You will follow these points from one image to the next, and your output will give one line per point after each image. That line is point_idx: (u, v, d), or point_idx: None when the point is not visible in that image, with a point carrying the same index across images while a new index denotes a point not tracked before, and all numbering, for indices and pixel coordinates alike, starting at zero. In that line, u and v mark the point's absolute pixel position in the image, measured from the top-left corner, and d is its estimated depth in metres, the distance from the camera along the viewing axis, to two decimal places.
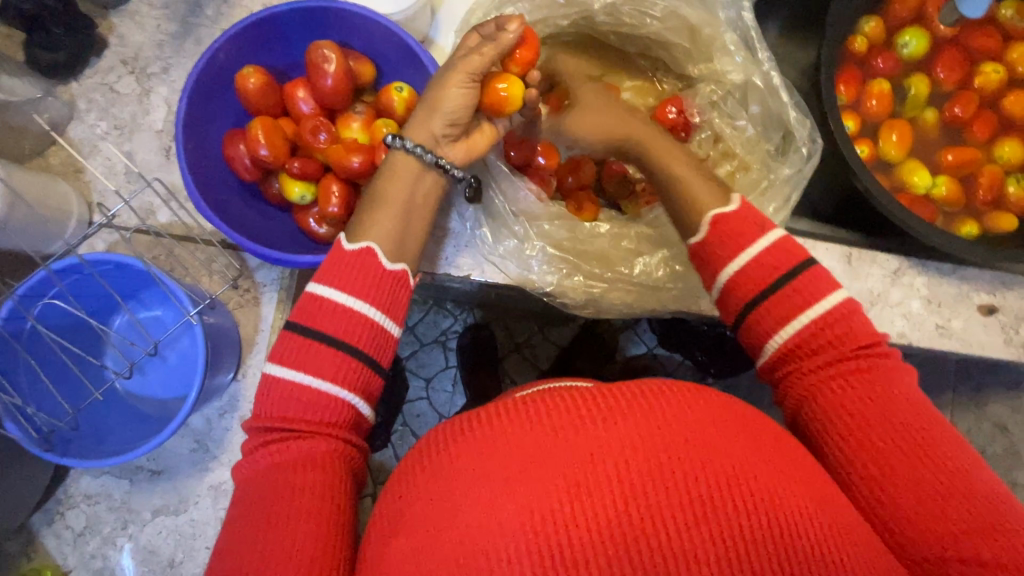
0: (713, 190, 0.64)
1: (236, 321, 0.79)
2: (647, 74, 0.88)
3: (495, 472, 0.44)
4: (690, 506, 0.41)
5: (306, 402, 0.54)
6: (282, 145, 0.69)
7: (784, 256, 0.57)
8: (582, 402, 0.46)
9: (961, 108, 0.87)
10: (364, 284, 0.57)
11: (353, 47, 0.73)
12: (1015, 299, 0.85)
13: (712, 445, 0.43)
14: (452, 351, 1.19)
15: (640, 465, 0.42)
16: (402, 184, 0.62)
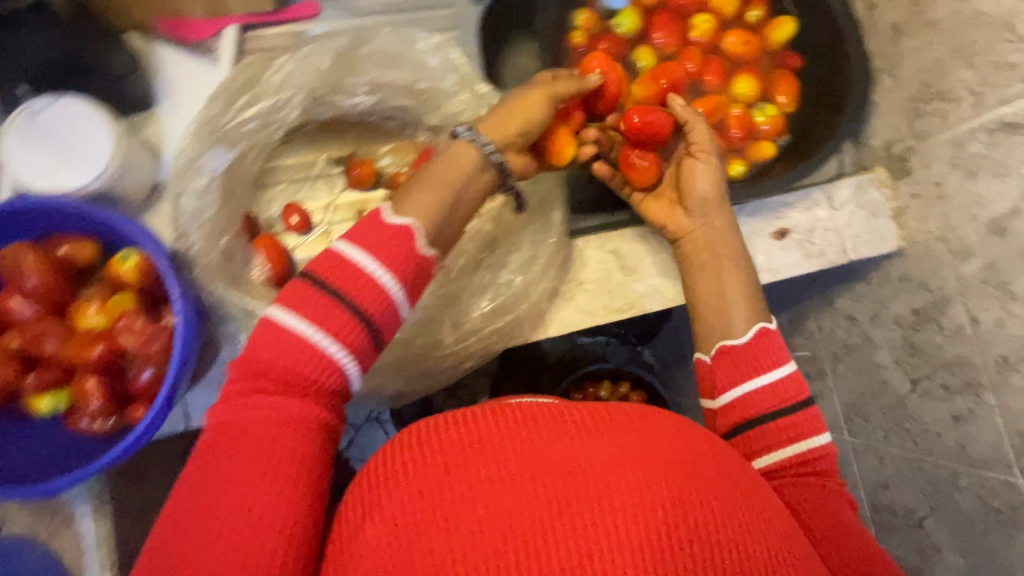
0: (749, 308, 0.71)
1: (55, 551, 0.72)
2: (399, 134, 0.86)
3: (458, 484, 0.47)
4: (633, 495, 0.46)
5: (297, 351, 0.50)
6: (10, 365, 0.65)
7: None
8: (563, 422, 0.52)
9: (691, 64, 0.91)
10: (405, 253, 0.54)
11: (61, 230, 0.67)
12: (800, 214, 0.91)
13: (677, 461, 0.50)
14: (388, 424, 1.33)
15: (600, 468, 0.48)
16: (458, 174, 0.61)
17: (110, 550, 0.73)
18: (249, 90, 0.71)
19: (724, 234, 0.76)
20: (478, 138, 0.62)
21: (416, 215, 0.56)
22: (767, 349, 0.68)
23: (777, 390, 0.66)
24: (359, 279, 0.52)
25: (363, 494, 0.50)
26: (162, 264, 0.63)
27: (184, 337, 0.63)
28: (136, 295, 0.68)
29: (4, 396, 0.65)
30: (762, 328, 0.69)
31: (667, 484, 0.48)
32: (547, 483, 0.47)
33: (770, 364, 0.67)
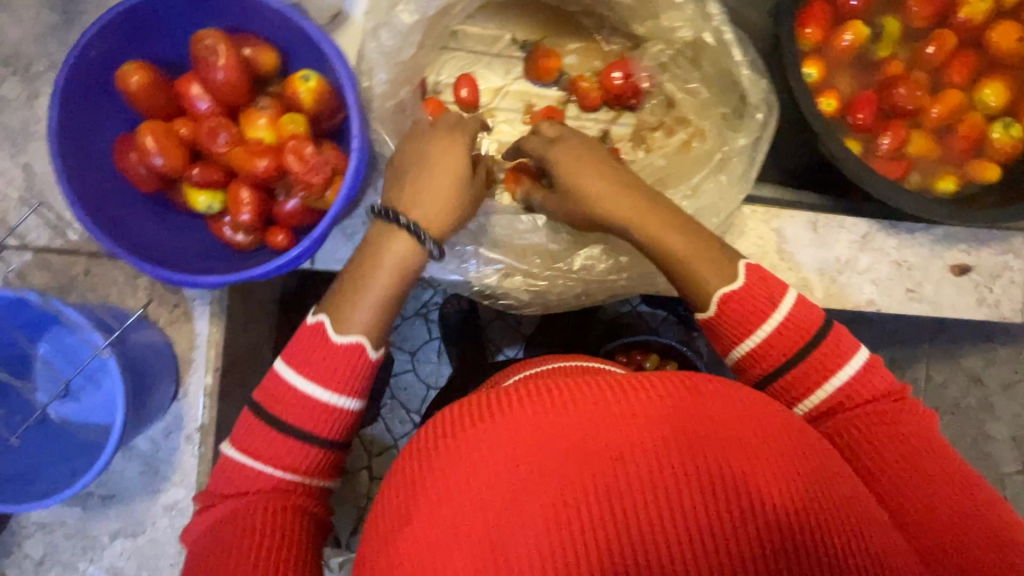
0: (715, 267, 0.57)
1: (169, 340, 0.75)
2: (592, 34, 0.81)
3: (509, 466, 0.41)
4: (703, 486, 0.40)
5: (308, 409, 0.54)
6: (179, 151, 0.64)
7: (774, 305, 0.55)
8: (602, 398, 0.44)
9: (937, 47, 0.77)
10: (332, 371, 0.54)
11: (252, 31, 0.65)
12: (989, 255, 0.81)
13: (742, 448, 0.42)
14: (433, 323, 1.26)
15: (666, 458, 0.41)
16: (397, 275, 0.57)
17: (219, 354, 0.77)
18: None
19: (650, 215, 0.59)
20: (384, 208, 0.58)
21: (362, 329, 0.55)
22: (761, 293, 0.56)
23: (804, 331, 0.55)
24: (342, 370, 0.55)
25: (408, 470, 0.45)
26: (352, 99, 0.60)
27: (352, 182, 0.61)
28: (307, 121, 0.66)
29: (162, 180, 0.65)
30: (725, 296, 0.56)
31: (736, 470, 0.40)
32: (602, 476, 0.40)
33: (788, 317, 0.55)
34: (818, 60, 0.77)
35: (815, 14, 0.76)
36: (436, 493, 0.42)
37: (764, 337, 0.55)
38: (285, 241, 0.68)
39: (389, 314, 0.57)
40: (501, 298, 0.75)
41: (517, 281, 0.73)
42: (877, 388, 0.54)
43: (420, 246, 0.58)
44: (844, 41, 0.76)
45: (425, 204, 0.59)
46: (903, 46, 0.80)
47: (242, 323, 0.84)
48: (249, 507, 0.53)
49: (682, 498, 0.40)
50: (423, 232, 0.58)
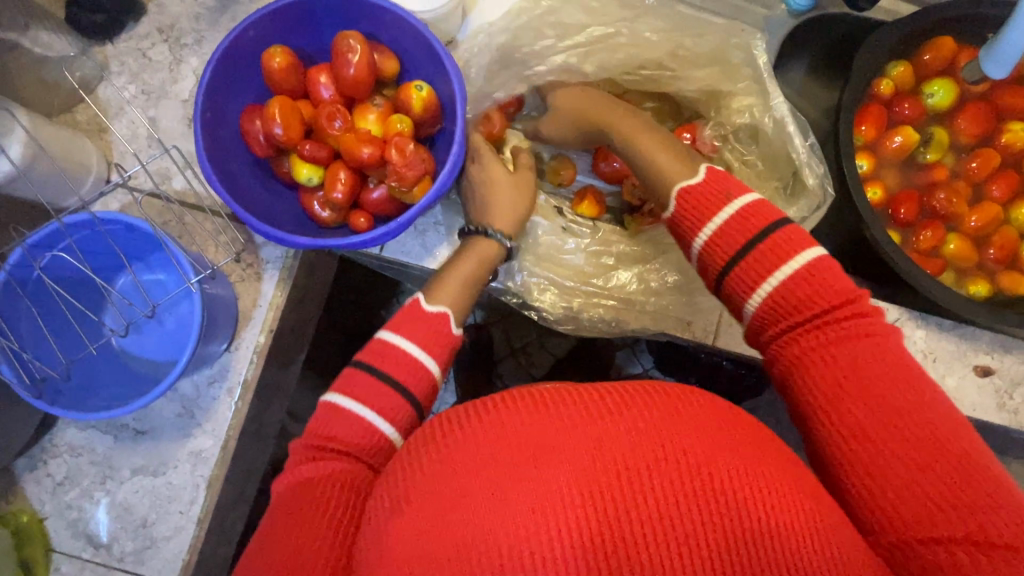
0: (682, 164, 0.64)
1: (235, 294, 0.81)
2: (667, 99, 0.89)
3: (500, 456, 0.45)
4: (676, 486, 0.42)
5: (382, 399, 0.57)
6: (298, 126, 0.72)
7: (760, 214, 0.56)
8: (592, 402, 0.48)
9: (980, 165, 0.86)
10: (399, 362, 0.59)
11: (380, 40, 0.75)
12: (1013, 363, 0.85)
13: (717, 456, 0.44)
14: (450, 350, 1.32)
15: (640, 463, 0.43)
16: (481, 266, 0.68)
17: (276, 317, 0.82)
18: (558, 29, 0.77)
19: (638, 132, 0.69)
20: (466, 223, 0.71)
21: (446, 303, 0.64)
22: (749, 220, 0.56)
23: (821, 279, 0.53)
24: (411, 369, 0.59)
25: (409, 461, 0.49)
26: (461, 109, 0.69)
27: (445, 179, 0.69)
28: (412, 123, 0.74)
29: (275, 149, 0.73)
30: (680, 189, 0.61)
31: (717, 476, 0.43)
32: (583, 473, 0.43)
33: (779, 236, 0.55)
34: (869, 154, 0.87)
35: (871, 115, 0.86)
36: (431, 479, 0.46)
37: (777, 283, 0.54)
38: (365, 224, 0.75)
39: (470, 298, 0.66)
40: (536, 311, 0.79)
41: (551, 295, 0.78)
42: (821, 285, 0.52)
43: (497, 243, 0.69)
44: (894, 143, 0.86)
45: (501, 214, 0.71)
46: (948, 157, 0.88)
47: (300, 296, 0.90)
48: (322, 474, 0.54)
49: (658, 495, 0.42)
50: (500, 234, 0.70)
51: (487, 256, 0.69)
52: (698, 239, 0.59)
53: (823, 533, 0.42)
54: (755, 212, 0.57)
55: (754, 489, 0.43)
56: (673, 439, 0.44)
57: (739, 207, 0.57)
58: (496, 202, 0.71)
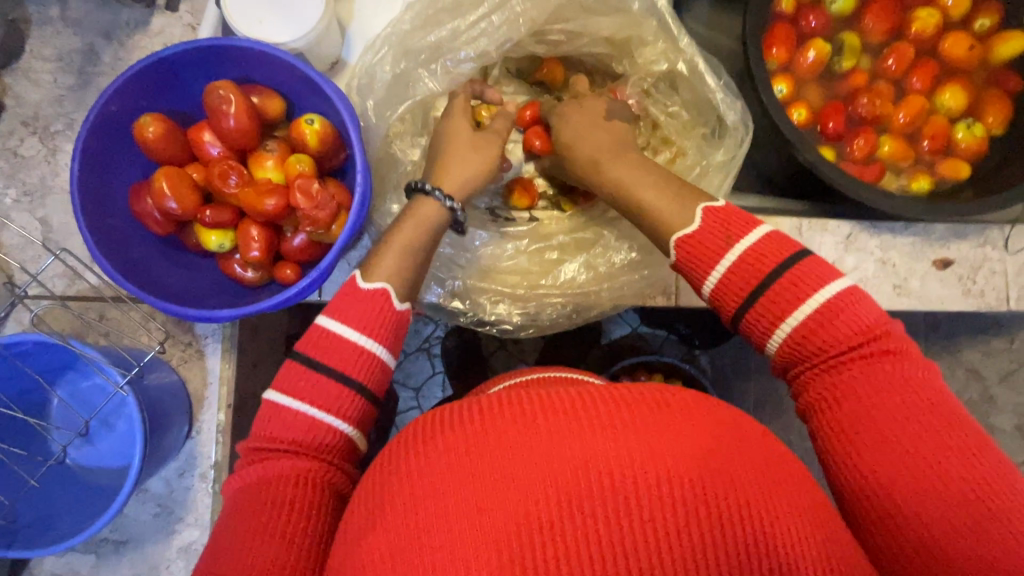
0: (678, 209, 0.58)
1: (181, 378, 0.77)
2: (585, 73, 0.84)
3: (473, 476, 0.42)
4: (656, 488, 0.41)
5: (297, 424, 0.55)
6: (191, 194, 0.67)
7: (766, 258, 0.52)
8: (566, 406, 0.45)
9: (896, 60, 0.84)
10: (315, 389, 0.56)
11: (257, 82, 0.70)
12: (968, 248, 0.85)
13: (699, 451, 0.43)
14: (437, 357, 1.28)
15: (617, 474, 0.41)
16: (421, 227, 0.63)
17: (230, 391, 0.78)
18: (455, 10, 0.70)
19: (617, 159, 0.64)
20: (428, 185, 0.64)
21: (386, 277, 0.60)
22: (764, 259, 0.52)
23: (798, 286, 0.51)
24: (331, 395, 0.56)
25: (372, 495, 0.46)
26: (353, 136, 0.64)
27: (358, 212, 0.65)
28: (313, 160, 0.70)
29: (176, 223, 0.69)
30: (681, 237, 0.57)
31: (699, 473, 0.41)
32: (555, 494, 0.41)
33: (794, 274, 0.51)
34: (786, 77, 0.84)
35: (779, 36, 0.83)
36: (394, 508, 0.43)
37: (797, 320, 0.51)
38: (292, 275, 0.71)
39: (416, 264, 0.62)
40: (494, 325, 0.75)
41: (505, 306, 0.74)
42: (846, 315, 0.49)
43: (444, 208, 0.64)
44: (807, 59, 0.84)
45: (454, 180, 0.66)
46: (864, 59, 0.87)
47: (250, 361, 0.86)
48: (276, 475, 0.53)
49: (634, 497, 0.41)
50: (452, 202, 0.64)
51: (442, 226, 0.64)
52: (714, 274, 0.54)
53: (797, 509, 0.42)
54: (767, 250, 0.53)
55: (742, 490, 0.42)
56: (660, 449, 0.42)
57: (749, 244, 0.53)
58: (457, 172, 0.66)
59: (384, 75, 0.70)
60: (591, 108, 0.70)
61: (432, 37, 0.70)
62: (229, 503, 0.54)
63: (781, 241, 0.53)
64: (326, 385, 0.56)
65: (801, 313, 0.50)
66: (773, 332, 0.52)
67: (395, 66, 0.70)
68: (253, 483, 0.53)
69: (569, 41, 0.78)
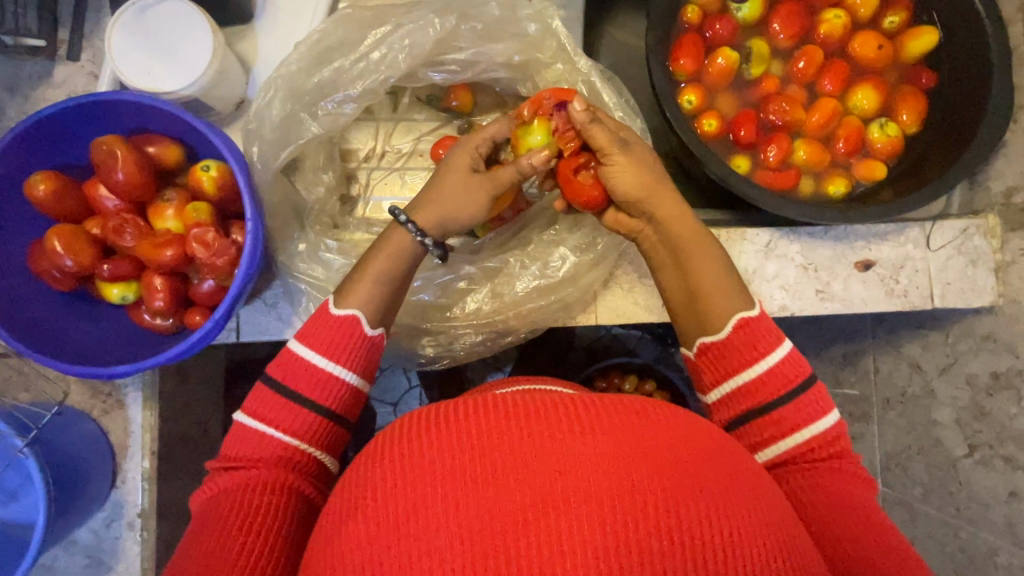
0: (731, 294, 0.65)
1: (102, 429, 0.77)
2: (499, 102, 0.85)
3: (461, 472, 0.43)
4: (634, 489, 0.42)
5: (262, 443, 0.57)
6: (89, 250, 0.67)
7: (783, 379, 0.60)
8: (554, 407, 0.46)
9: (805, 63, 0.84)
10: (283, 413, 0.58)
11: (151, 131, 0.70)
12: (890, 248, 0.84)
13: (676, 458, 0.44)
14: (412, 372, 1.30)
15: (595, 472, 0.42)
16: (394, 259, 0.65)
17: (154, 437, 0.78)
18: (344, 47, 0.70)
19: (689, 226, 0.67)
20: (406, 218, 0.66)
21: (359, 306, 0.62)
22: (779, 380, 0.60)
23: (803, 408, 0.60)
24: (297, 419, 0.58)
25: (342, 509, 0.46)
26: (241, 182, 0.64)
27: (249, 260, 0.64)
28: (210, 206, 0.70)
29: (77, 278, 0.68)
30: (738, 320, 0.63)
31: (678, 480, 0.43)
32: (536, 495, 0.41)
33: (795, 404, 0.60)
34: (695, 87, 0.84)
35: (685, 47, 0.83)
36: (376, 504, 0.43)
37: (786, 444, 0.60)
38: (201, 320, 0.71)
39: (389, 294, 0.64)
40: (409, 357, 0.77)
41: (417, 338, 0.75)
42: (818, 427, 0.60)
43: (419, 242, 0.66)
44: (716, 67, 0.83)
45: (434, 211, 0.66)
46: (775, 64, 0.87)
47: (178, 405, 0.86)
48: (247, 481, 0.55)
49: (610, 494, 0.41)
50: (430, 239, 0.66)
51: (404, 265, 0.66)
52: (730, 385, 0.62)
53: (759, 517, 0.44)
54: (782, 369, 0.61)
55: (735, 520, 0.42)
56: (635, 452, 0.43)
57: (769, 366, 0.61)
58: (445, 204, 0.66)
59: (272, 117, 0.69)
60: (640, 154, 0.67)
61: (315, 78, 0.70)
62: (200, 513, 0.55)
63: (795, 365, 0.61)
64: (296, 409, 0.59)
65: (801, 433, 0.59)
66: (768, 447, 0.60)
67: (286, 106, 0.70)
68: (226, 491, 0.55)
69: (466, 69, 0.77)
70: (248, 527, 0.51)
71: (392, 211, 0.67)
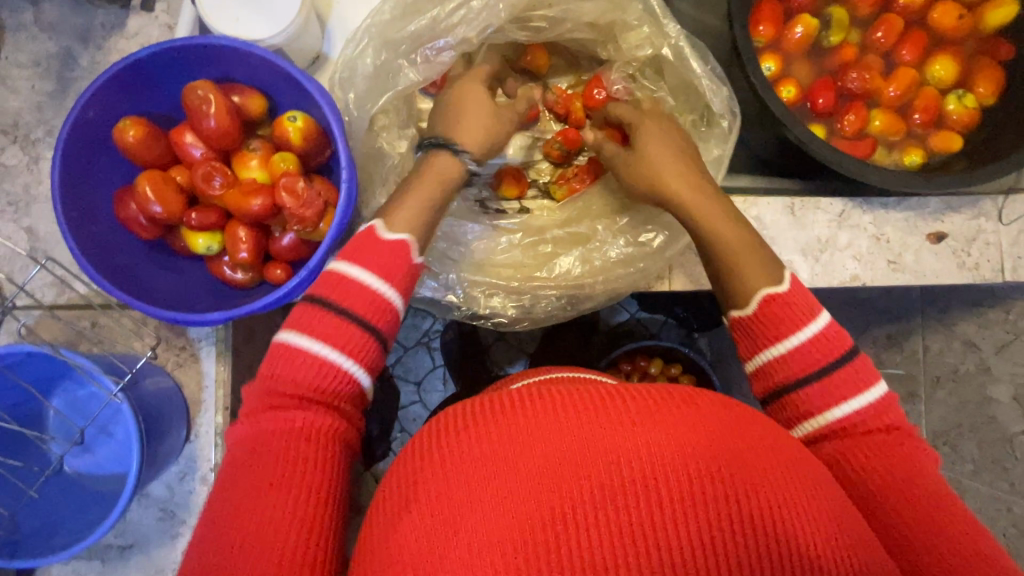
0: (762, 269, 0.59)
1: (177, 383, 0.76)
2: (573, 67, 0.85)
3: (508, 468, 0.40)
4: (695, 490, 0.39)
5: (308, 369, 0.50)
6: (176, 197, 0.67)
7: (821, 350, 0.55)
8: (604, 402, 0.43)
9: (884, 33, 0.83)
10: (331, 329, 0.52)
11: (238, 81, 0.69)
12: (962, 221, 0.84)
13: (740, 456, 0.40)
14: (436, 350, 1.27)
15: (653, 472, 0.39)
16: (436, 182, 0.62)
17: (226, 393, 0.78)
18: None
19: (712, 204, 0.63)
20: (450, 145, 0.63)
21: (407, 229, 0.57)
22: (819, 350, 0.55)
23: (854, 384, 0.54)
24: (348, 335, 0.52)
25: (386, 505, 0.43)
26: (336, 132, 0.63)
27: (344, 210, 0.64)
28: (297, 158, 0.69)
29: (163, 227, 0.68)
30: (766, 295, 0.58)
31: (742, 481, 0.39)
32: (588, 493, 0.38)
33: (838, 377, 0.54)
34: (774, 54, 0.83)
35: (765, 13, 0.82)
36: (421, 501, 0.41)
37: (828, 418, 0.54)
38: (283, 274, 0.70)
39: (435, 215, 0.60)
40: (488, 318, 0.76)
41: (499, 299, 0.74)
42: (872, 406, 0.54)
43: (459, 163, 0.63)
44: (795, 35, 0.83)
45: (469, 133, 0.65)
46: (852, 33, 0.86)
47: (245, 364, 0.86)
48: (292, 425, 0.48)
49: (669, 494, 0.38)
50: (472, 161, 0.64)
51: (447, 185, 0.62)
52: (766, 355, 0.57)
53: (830, 522, 0.40)
54: (822, 340, 0.55)
55: (801, 532, 0.39)
56: (698, 449, 0.40)
57: (808, 335, 0.55)
58: (479, 121, 0.66)
59: (365, 67, 0.69)
60: (666, 133, 0.68)
61: (412, 27, 0.69)
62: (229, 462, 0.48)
63: (835, 338, 0.55)
64: (343, 336, 0.52)
65: (841, 409, 0.54)
66: (815, 416, 0.54)
67: (376, 58, 0.69)
68: (270, 428, 0.48)
69: (552, 28, 0.77)
70: (300, 482, 0.45)
71: (428, 141, 0.64)
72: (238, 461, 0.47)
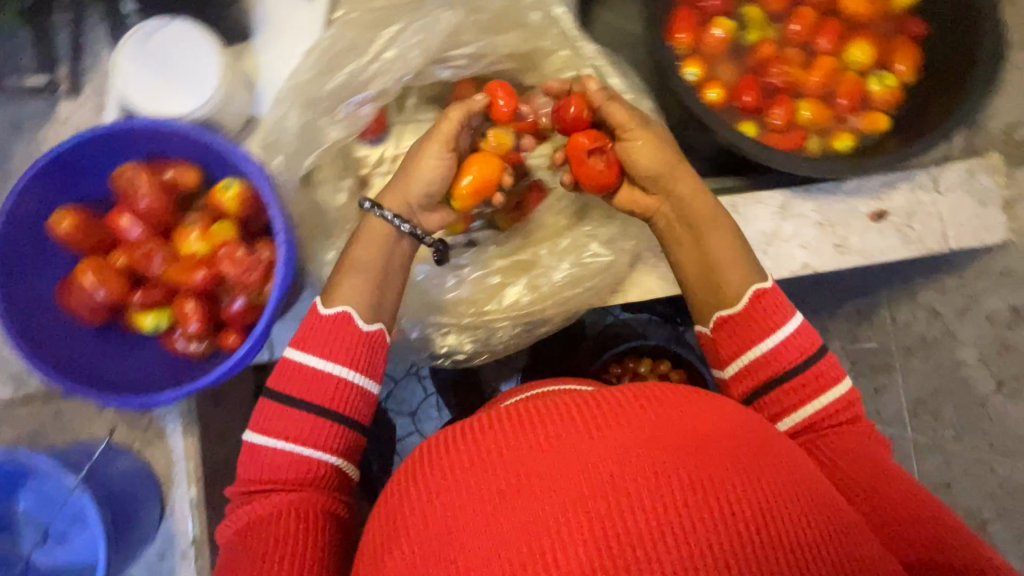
0: (744, 267, 0.64)
1: (146, 462, 0.76)
2: None
3: (492, 481, 0.43)
4: (665, 482, 0.42)
5: (280, 464, 0.56)
6: (119, 278, 0.67)
7: (796, 350, 0.60)
8: (577, 410, 0.46)
9: (799, 25, 0.86)
10: (302, 422, 0.57)
11: (169, 156, 0.69)
12: (901, 196, 0.86)
13: (705, 448, 0.44)
14: (427, 379, 1.25)
15: (625, 472, 0.42)
16: (373, 246, 0.63)
17: (198, 465, 0.77)
18: (352, 53, 0.71)
19: (707, 201, 0.66)
20: (388, 211, 0.64)
21: (348, 300, 0.61)
22: (798, 347, 0.60)
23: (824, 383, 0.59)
24: (313, 428, 0.57)
25: (383, 530, 0.46)
26: (267, 194, 0.64)
27: (284, 272, 0.64)
28: (236, 225, 0.70)
29: (110, 309, 0.68)
30: (754, 293, 0.62)
31: (708, 470, 0.42)
32: (565, 497, 0.41)
33: (815, 370, 0.60)
34: (696, 60, 0.85)
35: (681, 22, 0.85)
36: (415, 523, 0.44)
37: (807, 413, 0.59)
38: (237, 340, 0.70)
39: (378, 285, 0.62)
40: (446, 356, 0.77)
41: (454, 336, 0.75)
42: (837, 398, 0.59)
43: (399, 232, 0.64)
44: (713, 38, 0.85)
45: (410, 192, 0.64)
46: (770, 29, 0.88)
47: (216, 431, 0.86)
48: (281, 509, 0.54)
49: (639, 490, 0.41)
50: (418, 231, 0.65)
51: (387, 253, 0.64)
52: (747, 357, 0.61)
53: (795, 500, 0.43)
54: (798, 336, 0.60)
55: (765, 503, 0.42)
56: (664, 444, 0.43)
57: (785, 334, 0.60)
58: (424, 173, 0.64)
59: (291, 128, 0.70)
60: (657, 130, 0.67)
61: (332, 83, 0.70)
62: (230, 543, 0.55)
63: (808, 335, 0.61)
64: (313, 424, 0.57)
65: (816, 403, 0.59)
66: (793, 412, 0.59)
67: (301, 117, 0.70)
68: (260, 510, 0.54)
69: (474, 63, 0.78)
70: (287, 558, 0.51)
71: (365, 202, 0.64)
72: (239, 548, 0.53)
